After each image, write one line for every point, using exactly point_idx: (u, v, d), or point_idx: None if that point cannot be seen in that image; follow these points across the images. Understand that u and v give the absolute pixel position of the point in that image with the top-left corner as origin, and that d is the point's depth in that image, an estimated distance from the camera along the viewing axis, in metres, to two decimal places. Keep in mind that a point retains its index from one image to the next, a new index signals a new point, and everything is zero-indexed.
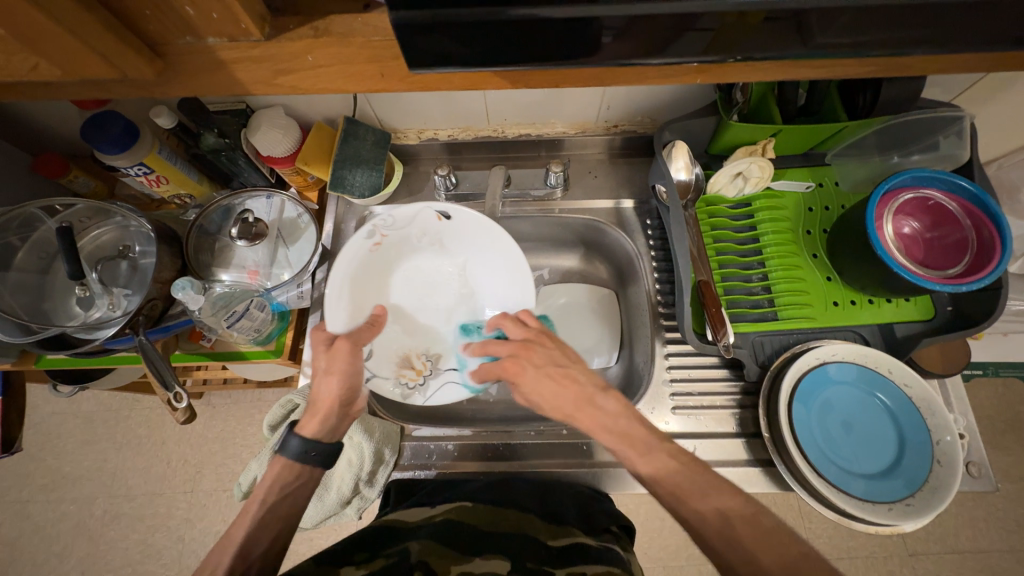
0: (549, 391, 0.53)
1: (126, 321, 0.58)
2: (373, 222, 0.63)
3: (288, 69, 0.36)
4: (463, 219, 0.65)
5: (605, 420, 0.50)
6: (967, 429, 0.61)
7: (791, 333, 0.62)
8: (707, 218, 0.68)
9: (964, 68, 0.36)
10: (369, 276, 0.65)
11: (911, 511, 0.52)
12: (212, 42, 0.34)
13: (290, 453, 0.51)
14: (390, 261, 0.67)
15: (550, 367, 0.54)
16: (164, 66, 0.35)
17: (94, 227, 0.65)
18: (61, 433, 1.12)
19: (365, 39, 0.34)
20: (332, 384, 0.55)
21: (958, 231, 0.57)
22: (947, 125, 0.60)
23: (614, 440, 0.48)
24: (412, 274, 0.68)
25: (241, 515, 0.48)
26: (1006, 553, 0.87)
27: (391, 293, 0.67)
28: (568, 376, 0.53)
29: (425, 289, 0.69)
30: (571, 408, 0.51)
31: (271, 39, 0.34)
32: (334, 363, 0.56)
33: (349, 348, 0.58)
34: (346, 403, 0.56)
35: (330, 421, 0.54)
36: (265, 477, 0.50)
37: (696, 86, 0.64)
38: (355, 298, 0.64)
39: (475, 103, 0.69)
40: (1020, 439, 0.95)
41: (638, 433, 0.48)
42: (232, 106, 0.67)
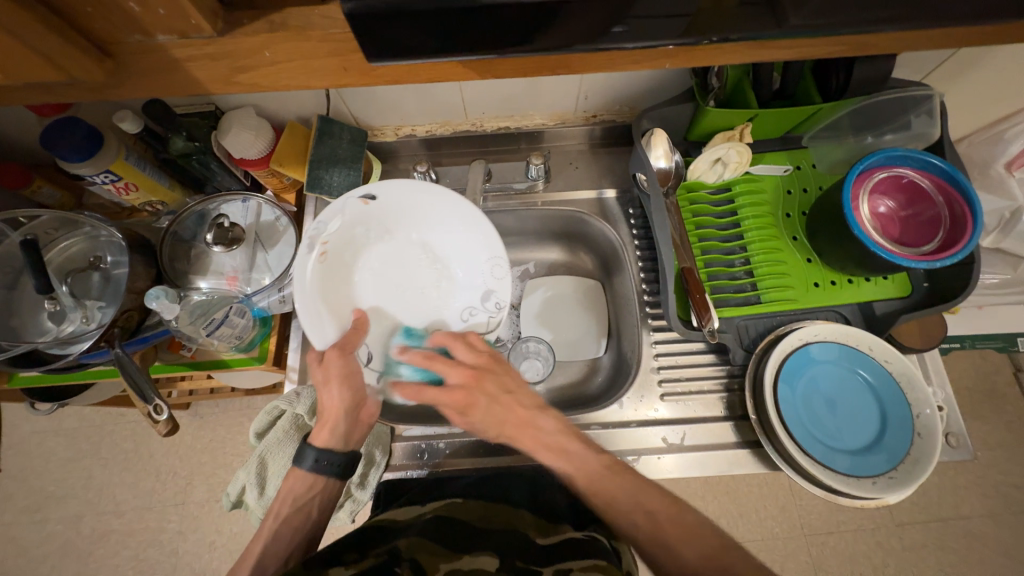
0: (499, 419, 0.52)
1: (101, 334, 0.56)
2: (306, 234, 0.59)
3: (247, 66, 0.35)
4: (387, 195, 0.63)
5: (546, 438, 0.52)
6: (946, 401, 0.62)
7: (773, 315, 0.63)
8: (688, 205, 0.68)
9: (926, 46, 0.37)
10: (331, 286, 0.62)
11: (894, 483, 0.53)
12: (164, 40, 0.32)
13: (307, 465, 0.54)
14: (347, 261, 0.64)
15: (502, 397, 0.53)
16: (117, 66, 0.34)
17: (62, 239, 0.63)
18: (43, 452, 1.09)
19: (324, 32, 0.33)
20: (333, 393, 0.55)
21: (931, 208, 0.58)
22: (918, 104, 0.61)
23: (553, 458, 0.51)
24: (376, 266, 0.65)
25: (260, 527, 0.53)
26: (986, 518, 0.91)
27: (364, 293, 0.64)
28: (516, 403, 0.53)
29: (396, 274, 0.66)
30: (514, 433, 0.52)
31: (225, 34, 0.33)
32: (330, 372, 0.55)
33: (340, 355, 0.56)
34: (352, 409, 0.56)
35: (339, 429, 0.55)
36: (282, 492, 0.54)
37: (672, 73, 0.64)
38: (331, 311, 0.60)
39: (450, 97, 0.68)
40: (996, 408, 0.98)
41: (579, 453, 0.51)
42: (199, 108, 0.65)
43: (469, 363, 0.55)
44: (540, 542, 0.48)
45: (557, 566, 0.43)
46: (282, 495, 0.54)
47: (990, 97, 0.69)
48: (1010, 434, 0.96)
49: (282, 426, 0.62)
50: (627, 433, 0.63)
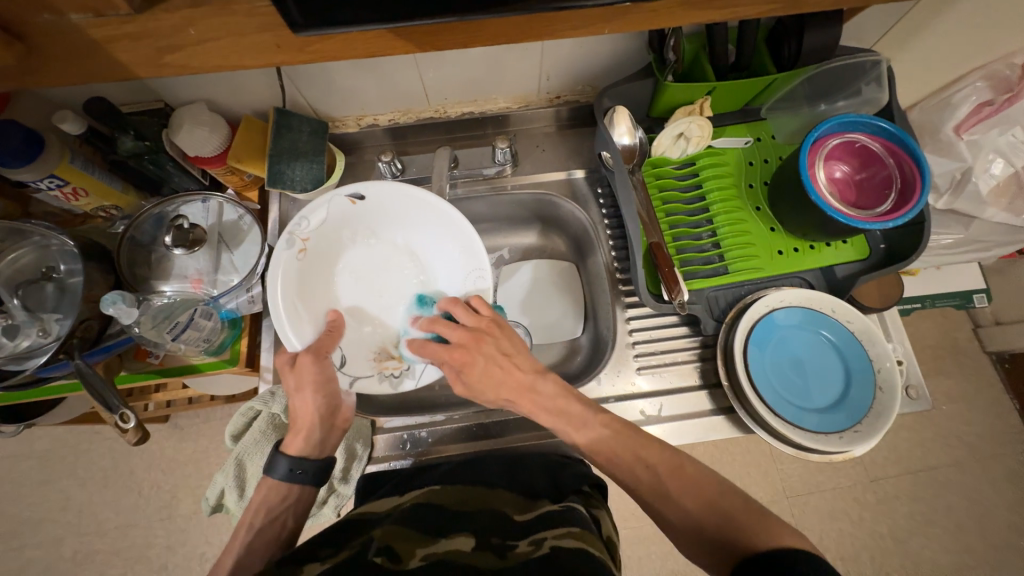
0: (495, 379, 0.55)
1: (59, 346, 0.54)
2: (289, 229, 0.60)
3: (171, 45, 0.34)
4: (377, 195, 0.63)
5: (544, 402, 0.54)
6: (905, 356, 0.65)
7: (742, 284, 0.65)
8: (655, 181, 0.69)
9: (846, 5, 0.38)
10: (310, 284, 0.62)
11: (860, 436, 0.56)
12: (77, 19, 0.31)
13: (279, 474, 0.54)
14: (329, 261, 0.64)
15: (498, 358, 0.56)
16: (29, 49, 0.33)
17: (9, 251, 0.60)
18: (15, 477, 1.05)
19: (250, 6, 0.32)
20: (307, 398, 0.56)
21: (883, 170, 0.60)
22: (868, 71, 0.62)
23: (552, 419, 0.53)
24: (356, 269, 0.66)
25: (230, 543, 0.51)
26: (952, 467, 0.96)
27: (342, 293, 0.65)
28: (513, 365, 0.55)
29: (378, 277, 0.66)
30: (513, 395, 0.54)
31: (143, 11, 0.32)
32: (303, 378, 0.56)
33: (313, 360, 0.57)
34: (327, 416, 0.56)
35: (314, 435, 0.56)
36: (254, 503, 0.52)
37: (630, 49, 0.65)
38: (308, 310, 0.60)
39: (410, 83, 0.66)
40: (958, 363, 1.03)
41: (575, 411, 0.52)
42: (148, 106, 0.63)
43: (469, 326, 0.58)
44: (517, 518, 0.49)
45: (532, 538, 0.45)
46: (254, 505, 0.52)
47: (932, 61, 0.71)
48: (971, 386, 1.01)
49: (258, 427, 0.62)
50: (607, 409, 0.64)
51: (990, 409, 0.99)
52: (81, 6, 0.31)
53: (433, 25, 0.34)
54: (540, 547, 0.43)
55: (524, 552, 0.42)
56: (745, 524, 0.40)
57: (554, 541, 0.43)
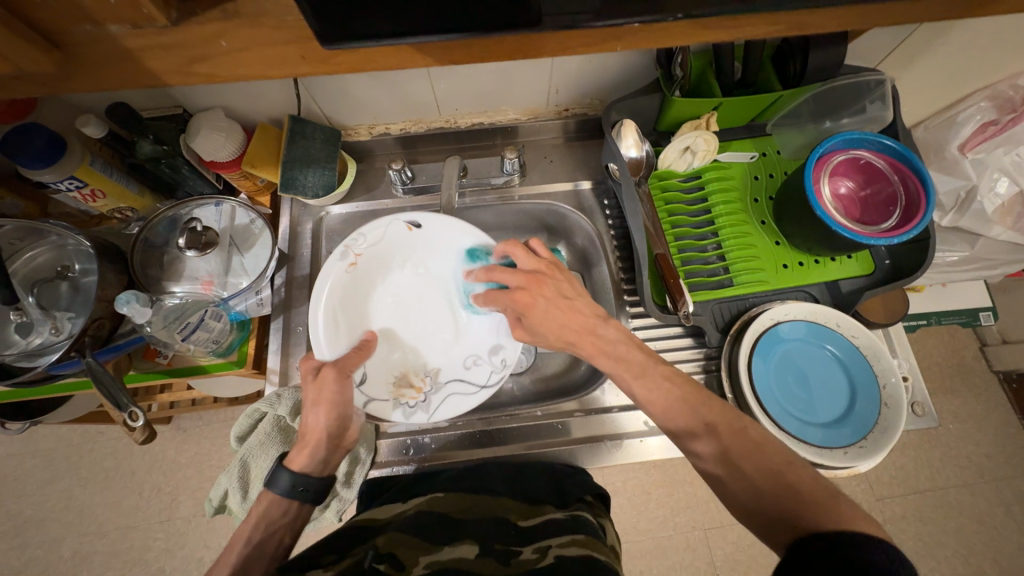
0: (556, 321, 0.55)
1: (71, 344, 0.54)
2: (345, 243, 0.63)
3: (200, 55, 0.35)
4: (432, 228, 0.66)
5: (606, 346, 0.53)
6: (911, 372, 0.65)
7: (746, 297, 0.65)
8: (661, 194, 0.69)
9: (850, 28, 0.39)
10: (352, 298, 0.64)
11: (864, 452, 0.56)
12: (115, 30, 0.33)
13: (278, 490, 0.50)
14: (371, 279, 0.65)
15: (559, 299, 0.56)
16: (66, 57, 0.34)
17: (27, 249, 0.61)
18: (18, 475, 1.06)
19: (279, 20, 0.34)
20: (320, 416, 0.53)
21: (887, 187, 0.61)
22: (873, 89, 0.63)
23: (611, 364, 0.52)
24: (394, 293, 0.66)
25: (226, 550, 0.48)
26: (961, 488, 0.94)
27: (378, 316, 0.65)
28: (574, 308, 0.55)
29: (417, 310, 0.66)
30: (574, 337, 0.54)
31: (178, 23, 0.34)
32: (322, 394, 0.54)
33: (336, 376, 0.56)
34: (336, 435, 0.54)
35: (319, 454, 0.52)
36: (249, 517, 0.49)
37: (639, 65, 0.66)
38: (345, 322, 0.62)
39: (423, 94, 0.68)
40: (966, 382, 1.02)
41: (635, 359, 0.52)
42: (167, 112, 0.64)
43: (529, 268, 0.58)
44: (522, 525, 0.50)
45: (537, 545, 0.46)
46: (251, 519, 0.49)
47: (937, 81, 0.72)
48: (978, 405, 1.00)
49: (264, 429, 0.62)
50: (610, 419, 0.63)
51: (998, 429, 0.98)
52: (122, 18, 0.33)
53: (444, 40, 0.35)
54: (545, 557, 0.44)
55: (528, 559, 0.44)
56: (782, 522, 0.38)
57: (559, 551, 0.44)
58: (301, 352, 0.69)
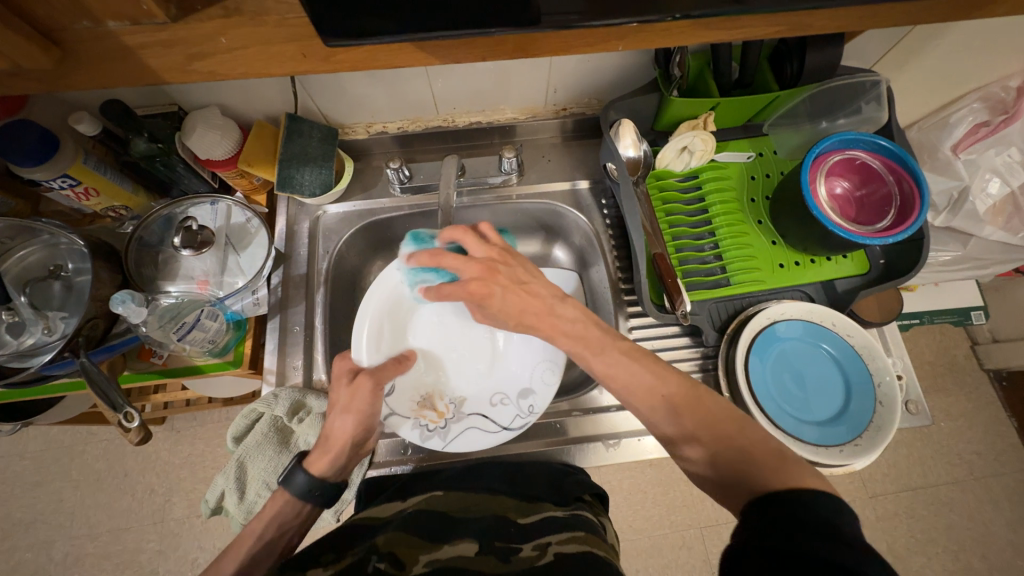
0: (514, 307, 0.53)
1: (64, 344, 0.54)
2: (407, 259, 0.68)
3: (201, 52, 0.35)
4: None
5: (566, 326, 0.52)
6: (905, 371, 0.66)
7: (743, 296, 0.65)
8: (658, 193, 0.70)
9: (848, 29, 0.40)
10: (396, 313, 0.67)
11: (859, 450, 0.56)
12: (113, 26, 0.33)
13: (296, 490, 0.50)
14: (422, 301, 0.69)
15: (515, 284, 0.54)
16: (65, 55, 0.34)
17: (18, 248, 0.60)
18: (8, 477, 1.04)
19: (279, 17, 0.34)
20: (347, 423, 0.52)
21: (883, 187, 0.61)
22: (868, 90, 0.64)
23: (572, 343, 0.51)
24: (442, 320, 0.69)
25: (230, 549, 0.47)
26: (952, 485, 0.96)
27: (421, 338, 0.68)
28: (530, 292, 0.54)
29: (461, 341, 0.68)
30: (534, 319, 0.53)
31: (178, 20, 0.34)
32: (354, 401, 0.53)
33: (372, 387, 0.55)
34: (359, 442, 0.54)
35: (340, 461, 0.52)
36: (262, 514, 0.49)
37: (637, 65, 0.66)
38: (386, 334, 0.66)
39: (420, 92, 0.68)
40: (956, 380, 1.03)
41: (593, 336, 0.50)
42: (161, 109, 0.63)
43: (481, 256, 0.55)
44: (520, 522, 0.50)
45: (537, 542, 0.46)
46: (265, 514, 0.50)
47: (931, 82, 0.73)
48: (969, 403, 1.01)
49: (261, 429, 0.62)
50: (608, 418, 0.64)
51: (988, 427, 1.00)
52: (120, 14, 0.33)
53: (443, 38, 0.35)
54: (545, 554, 0.44)
55: (528, 556, 0.43)
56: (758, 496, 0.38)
57: (559, 548, 0.44)
58: (298, 352, 0.69)
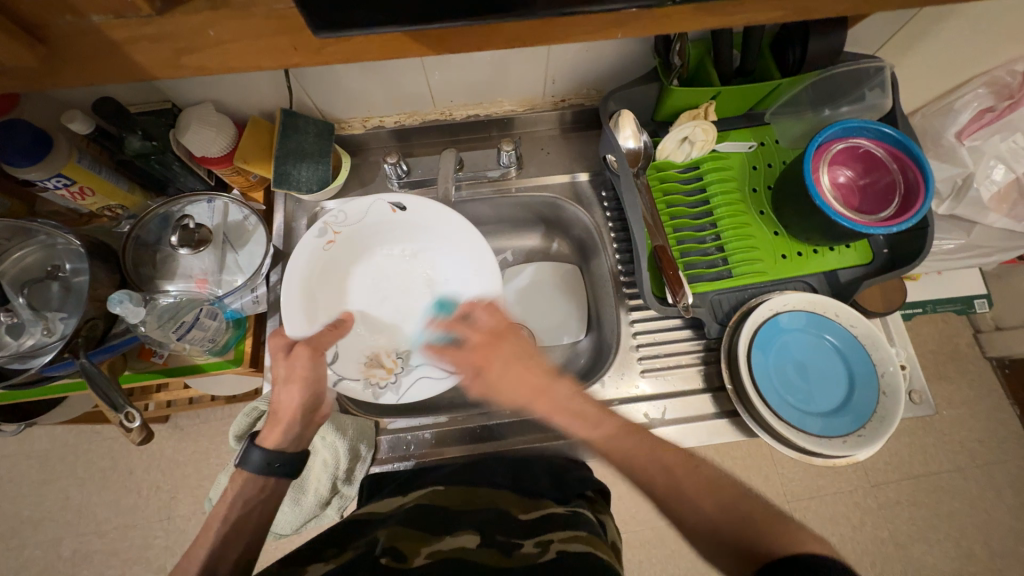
0: (512, 379, 0.54)
1: (64, 345, 0.54)
2: (324, 219, 0.63)
3: (189, 47, 0.35)
4: (415, 209, 0.65)
5: (560, 403, 0.53)
6: (908, 360, 0.65)
7: (745, 288, 0.65)
8: (660, 185, 0.69)
9: (851, 13, 0.39)
10: (326, 276, 0.64)
11: (862, 441, 0.56)
12: (99, 21, 0.32)
13: (253, 467, 0.50)
14: (351, 258, 0.66)
15: (518, 357, 0.55)
16: (50, 51, 0.33)
17: (15, 249, 0.60)
18: (15, 476, 1.05)
19: (268, 9, 0.33)
20: (293, 393, 0.52)
21: (886, 176, 0.60)
22: (872, 76, 0.63)
23: (566, 419, 0.52)
24: (374, 276, 0.67)
25: (206, 528, 0.49)
26: (953, 472, 0.96)
27: (356, 296, 0.66)
28: (527, 363, 0.55)
29: (394, 293, 0.67)
30: (528, 396, 0.53)
31: (163, 13, 0.33)
32: (294, 371, 0.53)
33: (310, 354, 0.54)
34: (309, 411, 0.53)
35: (293, 431, 0.52)
36: (228, 492, 0.50)
37: (637, 54, 0.65)
38: (320, 300, 0.63)
39: (416, 86, 0.67)
40: (959, 368, 1.03)
41: (587, 410, 0.52)
42: (155, 107, 0.63)
43: (488, 325, 0.59)
44: (520, 518, 0.50)
45: (538, 539, 0.46)
46: (235, 501, 0.50)
47: (935, 68, 0.72)
48: (972, 392, 1.01)
49: None
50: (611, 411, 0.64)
51: (991, 415, 0.99)
52: (105, 8, 0.32)
53: (436, 28, 0.34)
54: (547, 551, 0.44)
55: (529, 552, 0.43)
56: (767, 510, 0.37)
57: (561, 546, 0.44)
58: None
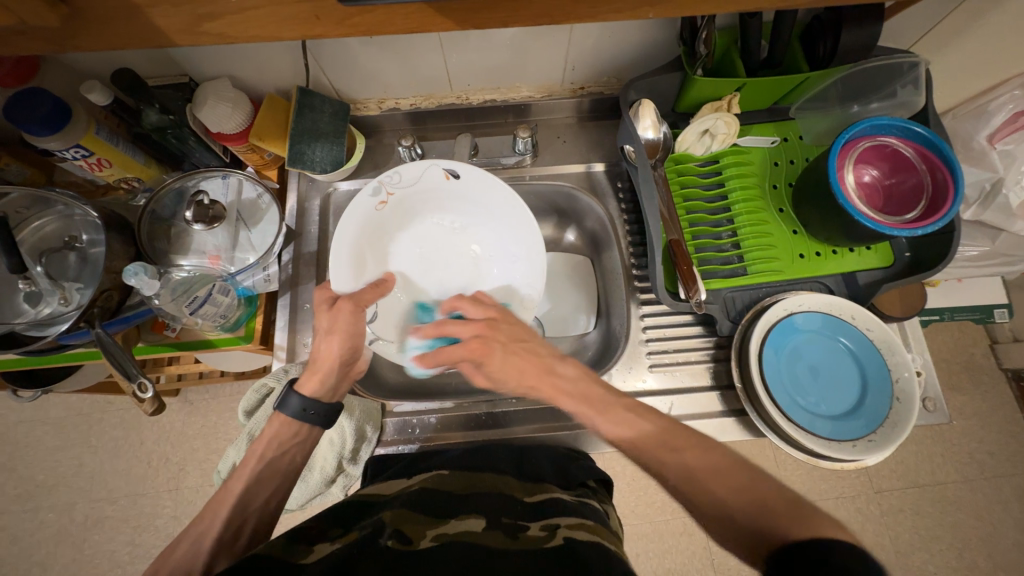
0: (515, 368, 0.53)
1: (80, 315, 0.54)
2: (379, 179, 0.62)
3: (210, 12, 0.34)
4: (469, 179, 0.64)
5: (566, 385, 0.51)
6: (925, 367, 0.64)
7: (760, 286, 0.64)
8: (677, 178, 0.68)
9: None
10: (371, 236, 0.63)
11: (873, 446, 0.55)
12: None
13: (290, 412, 0.52)
14: (398, 220, 0.65)
15: (513, 344, 0.54)
16: (71, 11, 0.33)
17: (33, 218, 0.61)
18: (31, 441, 1.08)
19: None
20: (333, 345, 0.54)
21: (913, 176, 0.59)
22: (905, 72, 0.61)
23: (574, 402, 0.50)
24: (419, 242, 0.66)
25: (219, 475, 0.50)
26: (960, 483, 0.94)
27: (398, 259, 0.65)
28: (528, 351, 0.54)
29: (439, 263, 0.66)
30: (534, 381, 0.52)
31: None
32: (336, 324, 0.54)
33: (352, 309, 0.54)
34: (346, 364, 0.55)
35: (329, 381, 0.54)
36: (263, 435, 0.51)
37: (660, 41, 0.63)
38: (362, 259, 0.62)
39: (433, 68, 0.66)
40: (973, 379, 1.01)
41: (595, 392, 0.50)
42: (173, 80, 0.63)
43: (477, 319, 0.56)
44: (525, 501, 0.50)
45: (545, 522, 0.46)
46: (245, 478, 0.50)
47: (971, 67, 0.69)
48: (985, 403, 0.99)
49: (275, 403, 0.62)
50: None
51: (1002, 427, 0.97)
52: None
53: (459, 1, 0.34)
54: (553, 535, 0.44)
55: (535, 535, 0.44)
56: (773, 506, 0.36)
57: (568, 532, 0.44)
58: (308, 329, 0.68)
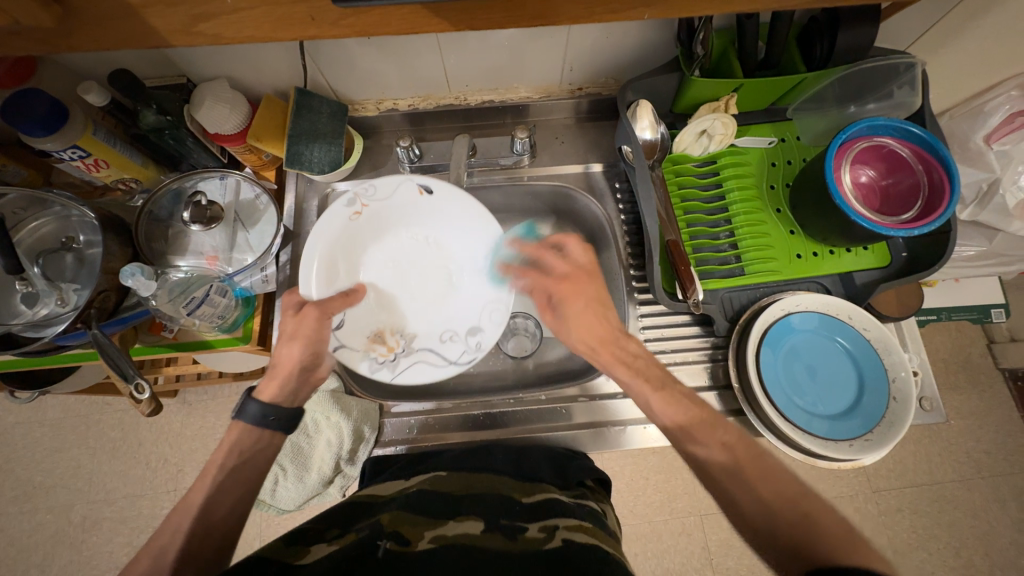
0: (585, 320, 0.54)
1: (77, 316, 0.54)
2: (354, 191, 0.63)
3: (206, 12, 0.34)
4: (442, 196, 0.64)
5: (626, 356, 0.52)
6: (921, 366, 0.64)
7: (756, 287, 0.64)
8: (675, 178, 0.68)
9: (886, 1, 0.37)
10: (343, 246, 0.63)
11: (870, 445, 0.55)
12: None
13: (249, 419, 0.50)
14: (369, 232, 0.65)
15: (593, 301, 0.54)
16: (66, 12, 0.33)
17: (30, 219, 0.60)
18: (29, 442, 1.08)
19: None
20: (294, 350, 0.54)
21: (910, 177, 0.59)
22: (901, 73, 0.60)
23: (626, 373, 0.51)
24: (389, 254, 0.66)
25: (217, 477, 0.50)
26: (958, 482, 0.95)
27: (367, 269, 0.65)
28: (604, 314, 0.54)
29: (408, 276, 0.66)
30: (598, 341, 0.53)
31: None
32: (300, 329, 0.55)
33: (318, 315, 0.56)
34: (306, 369, 0.54)
35: (290, 386, 0.53)
36: (232, 441, 0.50)
37: (658, 42, 0.63)
38: (332, 267, 0.62)
39: (431, 68, 0.66)
40: (970, 378, 1.01)
41: (653, 372, 0.50)
42: (171, 81, 0.63)
43: (571, 265, 0.56)
44: (523, 501, 0.50)
45: (543, 523, 0.46)
46: None
47: (967, 68, 0.69)
48: (982, 402, 1.00)
49: None
50: (617, 404, 0.63)
51: (999, 427, 0.98)
52: None
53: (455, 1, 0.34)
54: (553, 537, 0.44)
55: (534, 537, 0.44)
56: None
57: (567, 534, 0.44)
58: None
